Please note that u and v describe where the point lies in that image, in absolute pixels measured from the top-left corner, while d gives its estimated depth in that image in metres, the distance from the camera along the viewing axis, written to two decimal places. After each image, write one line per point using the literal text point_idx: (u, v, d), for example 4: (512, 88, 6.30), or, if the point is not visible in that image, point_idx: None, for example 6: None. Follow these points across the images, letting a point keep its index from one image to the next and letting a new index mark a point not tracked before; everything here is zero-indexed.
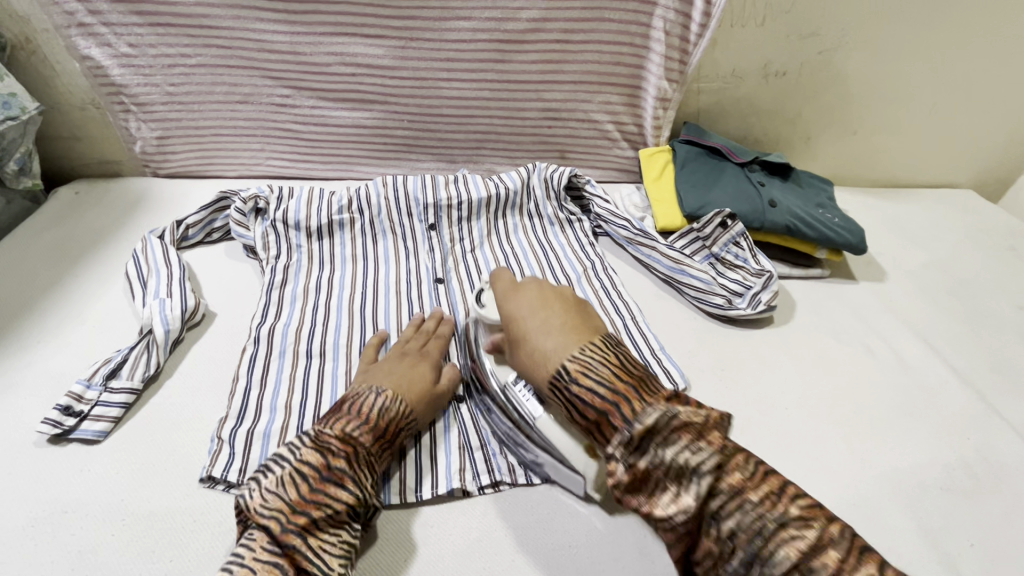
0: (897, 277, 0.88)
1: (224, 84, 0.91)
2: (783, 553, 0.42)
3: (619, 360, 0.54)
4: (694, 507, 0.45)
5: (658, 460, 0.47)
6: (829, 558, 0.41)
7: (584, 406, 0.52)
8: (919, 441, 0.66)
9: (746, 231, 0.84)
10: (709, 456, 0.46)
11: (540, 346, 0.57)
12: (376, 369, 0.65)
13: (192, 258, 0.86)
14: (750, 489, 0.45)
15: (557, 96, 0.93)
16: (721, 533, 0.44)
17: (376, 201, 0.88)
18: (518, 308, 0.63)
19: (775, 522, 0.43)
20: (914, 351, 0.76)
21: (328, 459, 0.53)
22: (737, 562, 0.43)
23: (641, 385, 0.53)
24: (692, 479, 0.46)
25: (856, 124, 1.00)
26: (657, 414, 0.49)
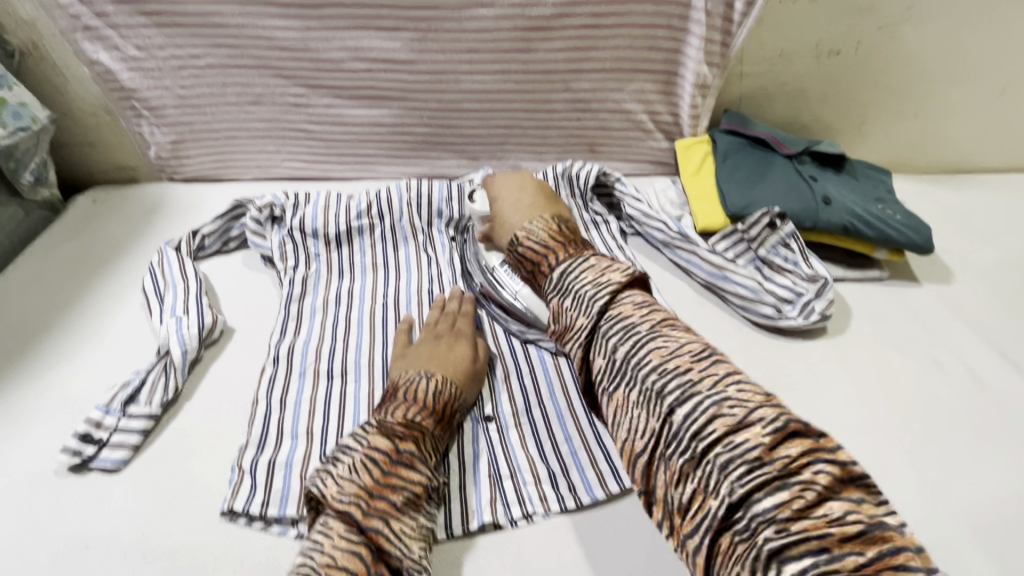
0: (966, 278, 0.80)
1: (237, 84, 0.87)
2: (649, 359, 0.47)
3: (559, 228, 0.64)
4: (589, 326, 0.53)
5: (567, 292, 0.57)
6: (682, 361, 0.46)
7: (525, 259, 0.63)
8: (998, 472, 0.59)
9: (797, 232, 0.77)
10: (608, 288, 0.54)
11: (506, 219, 0.71)
12: (413, 354, 0.65)
13: (210, 269, 0.83)
14: (632, 313, 0.52)
15: (586, 85, 0.87)
16: (608, 351, 0.51)
17: (397, 206, 0.84)
18: (497, 193, 0.74)
19: (654, 339, 0.49)
20: (989, 364, 0.69)
21: (396, 443, 0.55)
22: (618, 368, 0.49)
23: (575, 242, 0.62)
24: (590, 304, 0.54)
25: (918, 106, 0.91)
26: (573, 262, 0.59)
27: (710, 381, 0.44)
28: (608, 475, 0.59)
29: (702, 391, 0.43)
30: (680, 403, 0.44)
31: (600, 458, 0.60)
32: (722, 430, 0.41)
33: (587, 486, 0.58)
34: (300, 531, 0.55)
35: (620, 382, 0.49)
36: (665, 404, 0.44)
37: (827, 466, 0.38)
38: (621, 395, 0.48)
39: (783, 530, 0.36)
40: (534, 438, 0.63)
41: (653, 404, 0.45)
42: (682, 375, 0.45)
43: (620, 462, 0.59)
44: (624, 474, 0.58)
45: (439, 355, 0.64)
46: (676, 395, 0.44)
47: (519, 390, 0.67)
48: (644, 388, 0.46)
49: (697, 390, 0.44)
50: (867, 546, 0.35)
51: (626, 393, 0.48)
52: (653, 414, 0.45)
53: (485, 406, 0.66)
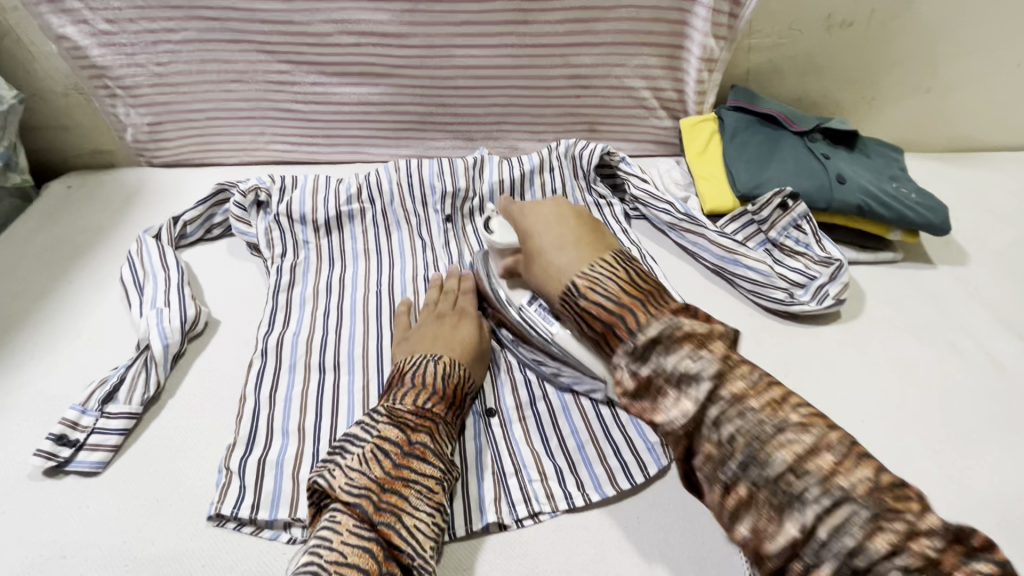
0: (982, 259, 0.77)
1: (216, 61, 0.81)
2: (780, 456, 0.39)
3: (631, 276, 0.50)
4: (695, 413, 0.42)
5: (659, 367, 0.44)
6: (824, 461, 0.38)
7: (589, 320, 0.49)
8: (1020, 461, 0.57)
9: (809, 213, 0.74)
10: (710, 363, 0.43)
11: (551, 262, 0.54)
12: (416, 335, 0.63)
13: (192, 258, 0.78)
14: (751, 394, 0.42)
15: (588, 60, 0.82)
16: (721, 439, 0.41)
17: (389, 189, 0.80)
18: (534, 224, 0.59)
19: (777, 428, 0.40)
20: (1008, 348, 0.66)
21: (408, 434, 0.52)
22: (736, 463, 0.40)
23: (654, 296, 0.48)
24: (692, 385, 0.43)
25: (931, 81, 0.87)
26: (661, 326, 0.45)
27: (859, 483, 0.37)
28: (618, 471, 0.56)
29: (853, 497, 0.37)
30: (823, 510, 0.37)
31: (610, 453, 0.57)
32: (883, 548, 0.35)
33: (596, 483, 0.55)
34: (293, 535, 0.52)
35: (742, 477, 0.40)
36: (807, 513, 0.37)
37: (983, 563, 0.34)
38: (744, 493, 0.40)
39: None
40: (539, 433, 0.60)
41: (790, 510, 0.38)
42: (821, 476, 0.38)
43: (630, 456, 0.57)
44: (634, 470, 0.55)
45: (443, 335, 0.62)
46: (818, 498, 0.37)
47: (522, 381, 0.64)
48: (779, 488, 0.39)
49: (848, 495, 0.37)
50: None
51: (750, 488, 0.40)
52: (789, 522, 0.38)
53: (487, 399, 0.63)
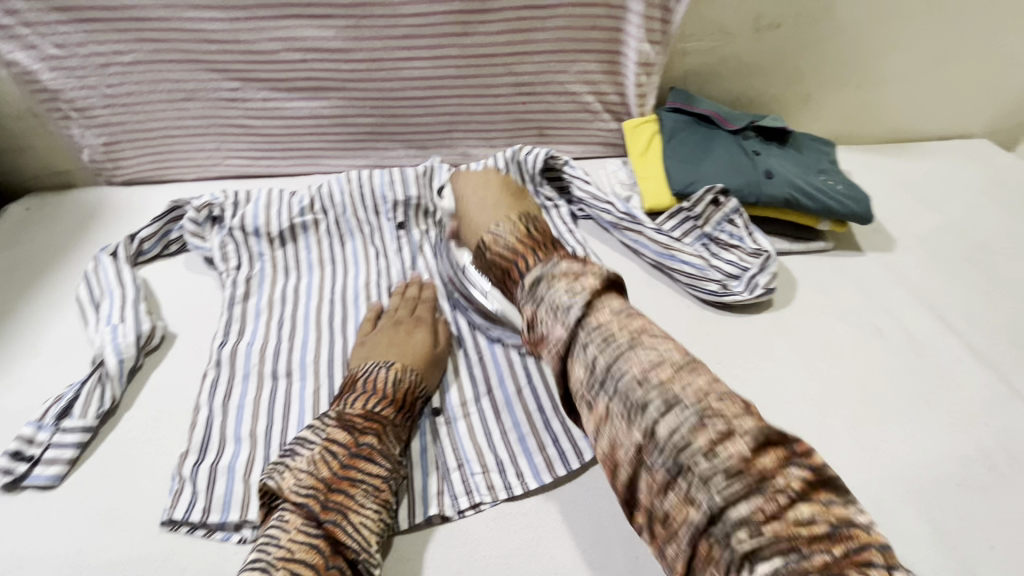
0: (909, 245, 0.81)
1: (167, 80, 0.83)
2: (630, 371, 0.41)
3: (529, 230, 0.54)
4: (565, 336, 0.44)
5: (540, 302, 0.47)
6: (664, 373, 0.40)
7: (494, 267, 0.54)
8: (934, 432, 0.60)
9: (740, 208, 0.78)
10: (583, 296, 0.45)
11: (471, 219, 0.61)
12: (372, 341, 0.66)
13: (149, 275, 0.80)
14: (615, 326, 0.44)
15: (530, 68, 0.85)
16: (588, 362, 0.43)
17: (340, 199, 0.82)
18: (461, 188, 0.66)
19: (631, 348, 0.42)
20: (927, 328, 0.70)
21: (355, 436, 0.54)
22: (598, 380, 0.42)
23: (549, 245, 0.53)
24: (563, 312, 0.45)
25: (859, 76, 0.92)
26: (545, 268, 0.49)
27: (693, 393, 0.39)
28: (556, 459, 0.59)
29: (688, 406, 0.38)
30: (664, 419, 0.38)
31: (549, 443, 0.60)
32: (705, 445, 0.37)
33: (535, 472, 0.58)
34: (244, 535, 0.54)
35: (602, 395, 0.42)
36: (648, 417, 0.39)
37: (799, 465, 0.35)
38: (602, 409, 0.41)
39: (756, 534, 0.33)
40: (482, 428, 0.63)
41: (634, 418, 0.39)
42: (664, 389, 0.39)
43: (567, 444, 0.60)
44: (571, 457, 0.59)
45: (397, 341, 0.65)
46: (660, 411, 0.39)
47: (469, 378, 0.67)
48: (626, 399, 0.40)
49: (682, 403, 0.39)
50: (833, 545, 0.32)
51: (607, 405, 0.41)
52: (635, 429, 0.39)
53: (434, 400, 0.65)
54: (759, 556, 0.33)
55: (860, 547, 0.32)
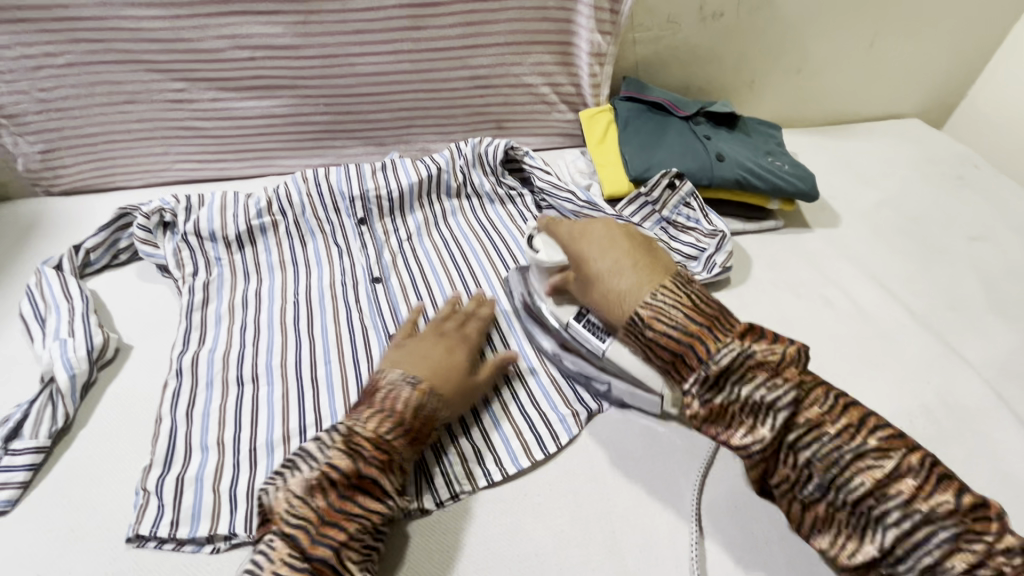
0: (851, 220, 0.86)
1: (105, 82, 0.80)
2: (863, 482, 0.43)
3: (693, 303, 0.52)
4: (773, 438, 0.46)
5: (734, 397, 0.48)
6: (905, 486, 0.43)
7: (657, 349, 0.52)
8: (883, 391, 0.64)
9: (695, 190, 0.80)
10: (787, 392, 0.46)
11: (607, 283, 0.57)
12: (407, 350, 0.61)
13: (98, 287, 0.76)
14: (825, 420, 0.46)
15: (486, 61, 0.86)
16: (798, 462, 0.46)
17: (298, 200, 0.80)
18: (586, 250, 0.60)
19: (858, 456, 0.44)
20: (871, 297, 0.75)
21: (359, 466, 0.50)
22: (815, 486, 0.45)
23: (719, 322, 0.51)
24: (769, 414, 0.46)
25: (800, 62, 0.96)
26: (735, 356, 0.48)
27: (941, 506, 0.42)
28: (533, 443, 0.60)
29: (934, 520, 0.41)
30: (901, 532, 0.42)
31: (525, 428, 0.61)
32: (944, 555, 0.41)
33: (512, 457, 0.59)
34: (216, 545, 0.53)
35: (821, 499, 0.45)
36: (885, 535, 0.42)
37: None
38: (822, 509, 0.45)
39: None
40: None
41: (869, 532, 0.43)
42: (903, 500, 0.42)
43: (543, 428, 0.61)
44: (548, 441, 0.60)
45: (431, 357, 0.59)
46: (899, 521, 0.42)
47: None
48: (860, 511, 0.43)
49: (918, 512, 0.42)
50: None
51: (828, 506, 0.45)
52: (868, 543, 0.43)
53: None
54: None
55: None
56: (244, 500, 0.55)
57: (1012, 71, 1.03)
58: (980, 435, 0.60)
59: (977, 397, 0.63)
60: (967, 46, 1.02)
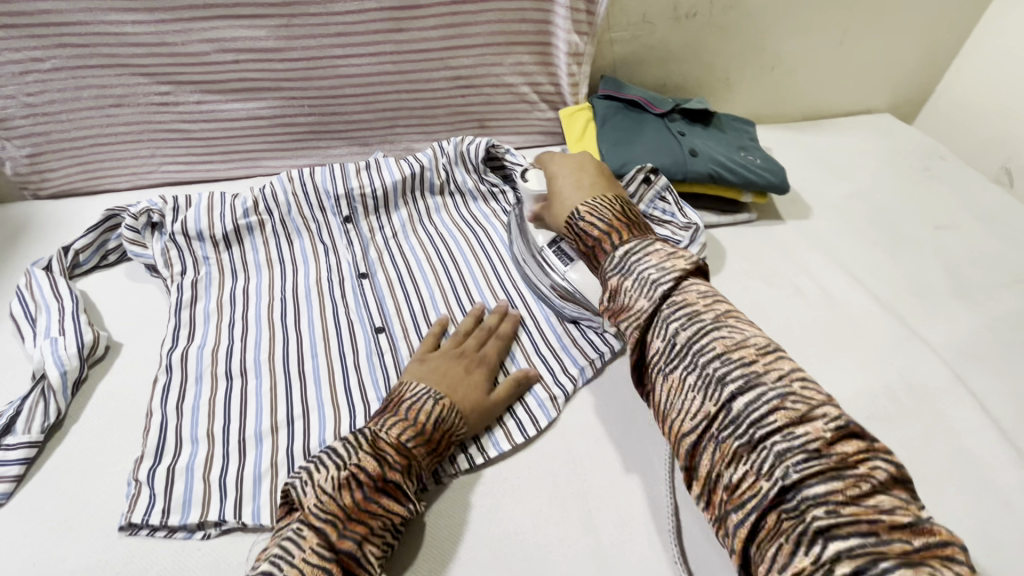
0: (822, 211, 0.89)
1: (91, 87, 0.81)
2: (713, 348, 0.47)
3: (624, 210, 0.60)
4: (650, 309, 0.51)
5: (628, 272, 0.53)
6: (747, 354, 0.46)
7: (583, 236, 0.60)
8: (848, 373, 0.67)
9: (670, 185, 0.82)
10: (672, 274, 0.52)
11: (566, 195, 0.66)
12: (432, 363, 0.63)
13: (88, 287, 0.78)
14: (699, 304, 0.50)
15: (466, 62, 0.88)
16: (669, 334, 0.49)
17: (283, 199, 0.82)
18: (559, 172, 0.70)
19: (715, 329, 0.48)
20: (839, 284, 0.78)
21: (384, 469, 0.51)
22: (678, 354, 0.48)
23: (637, 226, 0.59)
24: (655, 288, 0.51)
25: (772, 60, 0.99)
26: (640, 245, 0.55)
27: (776, 376, 0.44)
28: (514, 429, 0.61)
29: (769, 385, 0.44)
30: (742, 392, 0.44)
31: (508, 415, 0.63)
32: (782, 420, 0.42)
33: (493, 441, 0.60)
34: (207, 532, 0.55)
35: (677, 366, 0.48)
36: (725, 392, 0.45)
37: (883, 461, 0.40)
38: (679, 378, 0.48)
39: (832, 510, 0.38)
40: None
41: (712, 393, 0.45)
42: (745, 365, 0.45)
43: (523, 413, 0.63)
44: (528, 425, 0.62)
45: (454, 375, 0.61)
46: (738, 382, 0.44)
47: None
48: (704, 372, 0.46)
49: (762, 381, 0.44)
50: (914, 537, 0.37)
51: (683, 374, 0.48)
52: (710, 402, 0.45)
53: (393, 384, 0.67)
54: (837, 534, 0.37)
55: (939, 541, 0.37)
56: (233, 489, 0.57)
57: (977, 67, 1.06)
58: (939, 412, 0.63)
59: (937, 377, 0.66)
60: (933, 43, 1.05)
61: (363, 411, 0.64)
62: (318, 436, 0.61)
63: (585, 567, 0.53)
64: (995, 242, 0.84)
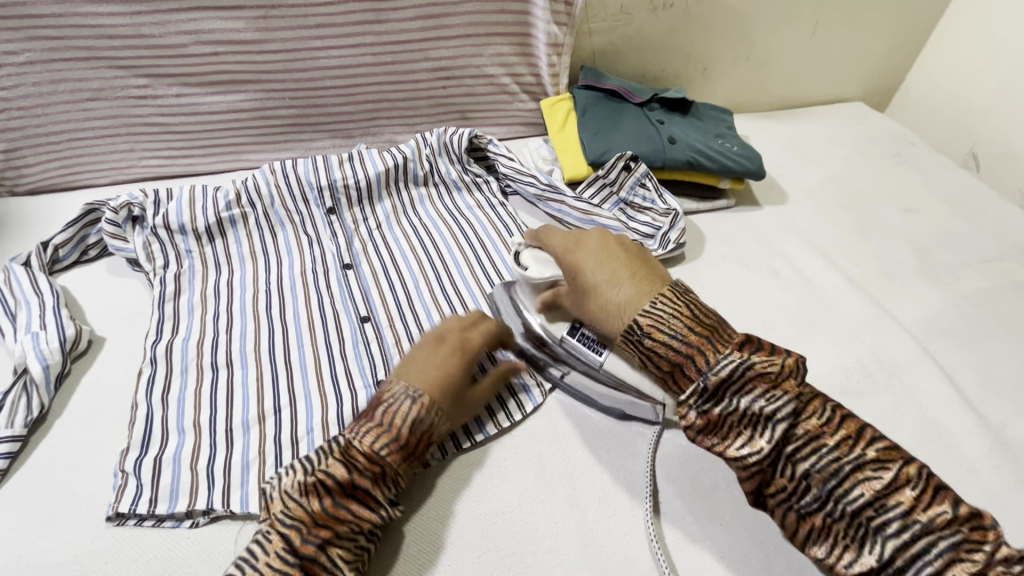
0: (797, 197, 0.92)
1: (67, 80, 0.80)
2: (861, 492, 0.43)
3: (689, 308, 0.50)
4: (769, 450, 0.45)
5: (728, 406, 0.47)
6: (904, 496, 0.42)
7: (657, 359, 0.50)
8: (823, 351, 0.69)
9: (650, 172, 0.84)
10: (785, 404, 0.45)
11: (607, 297, 0.54)
12: (414, 358, 0.58)
13: (69, 282, 0.77)
14: (822, 432, 0.45)
15: (447, 53, 0.89)
16: (795, 475, 0.45)
17: (266, 191, 0.82)
18: (582, 260, 0.57)
19: (852, 465, 0.44)
20: (814, 266, 0.80)
21: (353, 476, 0.50)
22: (812, 499, 0.44)
23: (714, 328, 0.50)
24: (766, 426, 0.46)
25: (747, 50, 1.01)
26: (730, 366, 0.47)
27: (935, 518, 0.41)
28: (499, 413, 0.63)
29: (933, 531, 0.41)
30: (902, 543, 0.41)
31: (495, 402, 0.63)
32: (936, 559, 0.40)
33: (479, 425, 0.61)
34: (195, 520, 0.55)
35: (816, 509, 0.44)
36: (885, 549, 0.42)
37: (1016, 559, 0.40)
38: (817, 520, 0.44)
39: None
40: None
41: (862, 542, 0.43)
42: (903, 511, 0.42)
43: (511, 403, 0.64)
44: (514, 409, 0.63)
45: (437, 369, 0.56)
46: (898, 532, 0.41)
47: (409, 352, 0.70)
48: (852, 522, 0.43)
49: (905, 513, 0.42)
50: None
51: (824, 518, 0.44)
52: (864, 553, 0.42)
53: (379, 371, 0.68)
54: None
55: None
56: (221, 476, 0.57)
57: (945, 55, 1.10)
58: (909, 386, 0.66)
59: (907, 353, 0.69)
60: (902, 33, 1.08)
61: (350, 398, 0.65)
62: (305, 422, 0.62)
63: (570, 542, 0.54)
64: (962, 223, 0.87)
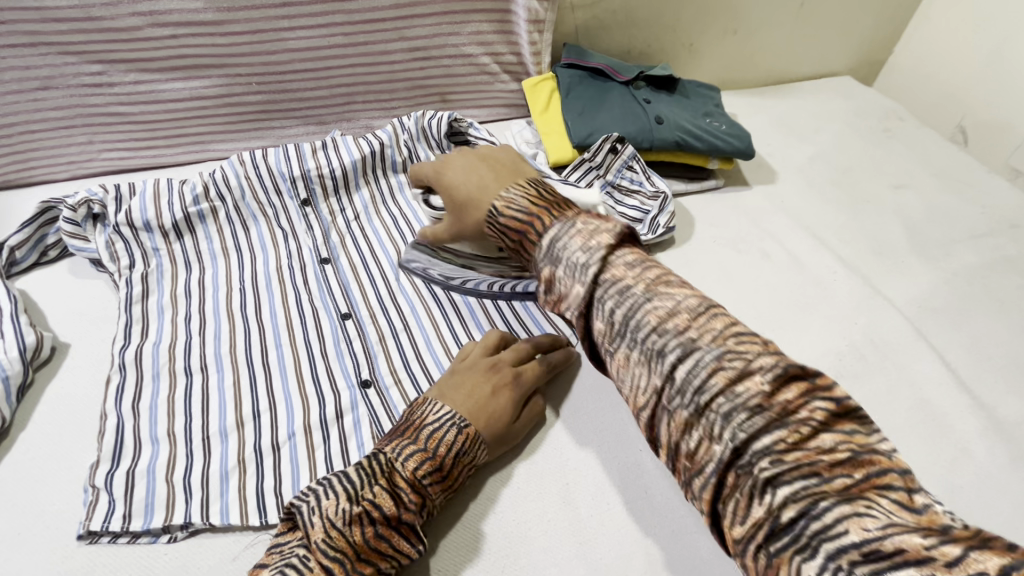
0: (787, 175, 0.90)
1: (13, 68, 0.74)
2: (648, 321, 0.41)
3: (542, 192, 0.51)
4: (583, 294, 0.44)
5: (558, 261, 0.46)
6: (682, 320, 0.41)
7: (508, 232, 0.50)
8: (814, 335, 0.68)
9: (637, 154, 0.81)
10: (601, 252, 0.44)
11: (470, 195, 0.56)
12: (463, 376, 0.57)
13: (29, 287, 0.73)
14: (629, 276, 0.44)
15: (422, 32, 0.84)
16: (610, 318, 0.43)
17: (235, 183, 0.78)
18: (452, 169, 0.60)
19: (649, 299, 0.42)
20: (806, 247, 0.78)
21: (400, 509, 0.48)
22: (620, 334, 0.42)
23: (562, 203, 0.50)
24: (585, 273, 0.44)
25: (734, 23, 0.98)
26: (563, 227, 0.47)
27: (711, 337, 0.39)
28: None
29: (701, 345, 0.39)
30: (680, 362, 0.39)
31: None
32: (723, 385, 0.37)
33: None
34: (173, 535, 0.53)
35: (622, 344, 0.42)
36: (666, 363, 0.40)
37: (825, 399, 0.36)
38: (622, 356, 0.42)
39: (777, 460, 0.35)
40: (415, 387, 0.64)
41: (655, 363, 0.40)
42: (679, 333, 0.40)
43: None
44: None
45: (485, 394, 0.55)
46: (677, 355, 0.39)
47: (394, 349, 0.67)
48: (646, 348, 0.41)
49: (697, 346, 0.39)
50: (856, 470, 0.34)
51: (626, 351, 0.42)
52: (654, 373, 0.40)
53: (363, 370, 0.65)
54: (781, 480, 0.34)
55: (879, 470, 0.34)
56: (199, 488, 0.55)
57: (932, 27, 1.08)
58: (902, 367, 0.65)
59: (898, 333, 0.68)
60: (890, 3, 1.06)
61: (335, 400, 0.62)
62: (286, 427, 0.60)
63: (567, 542, 0.53)
64: (950, 199, 0.86)
